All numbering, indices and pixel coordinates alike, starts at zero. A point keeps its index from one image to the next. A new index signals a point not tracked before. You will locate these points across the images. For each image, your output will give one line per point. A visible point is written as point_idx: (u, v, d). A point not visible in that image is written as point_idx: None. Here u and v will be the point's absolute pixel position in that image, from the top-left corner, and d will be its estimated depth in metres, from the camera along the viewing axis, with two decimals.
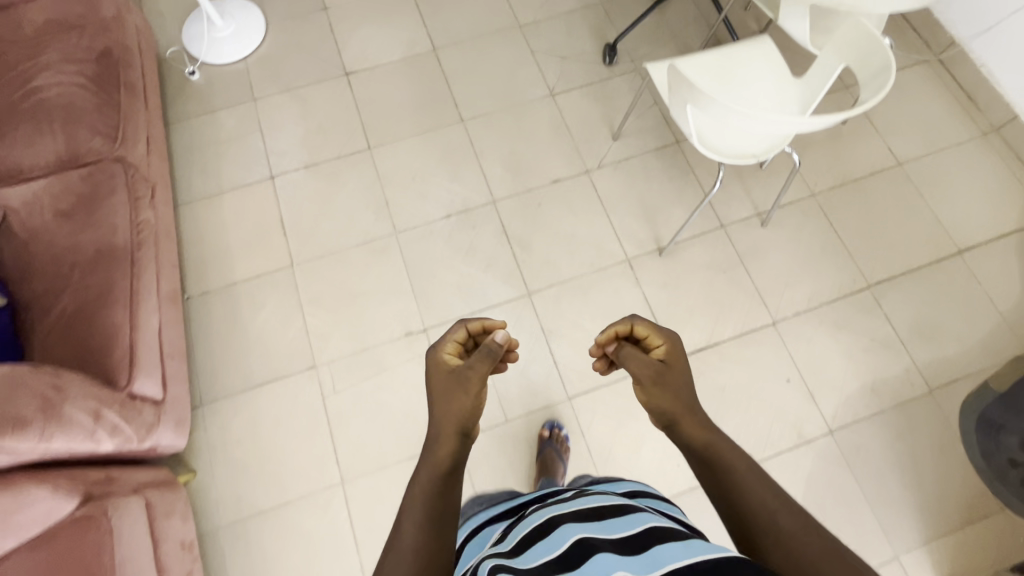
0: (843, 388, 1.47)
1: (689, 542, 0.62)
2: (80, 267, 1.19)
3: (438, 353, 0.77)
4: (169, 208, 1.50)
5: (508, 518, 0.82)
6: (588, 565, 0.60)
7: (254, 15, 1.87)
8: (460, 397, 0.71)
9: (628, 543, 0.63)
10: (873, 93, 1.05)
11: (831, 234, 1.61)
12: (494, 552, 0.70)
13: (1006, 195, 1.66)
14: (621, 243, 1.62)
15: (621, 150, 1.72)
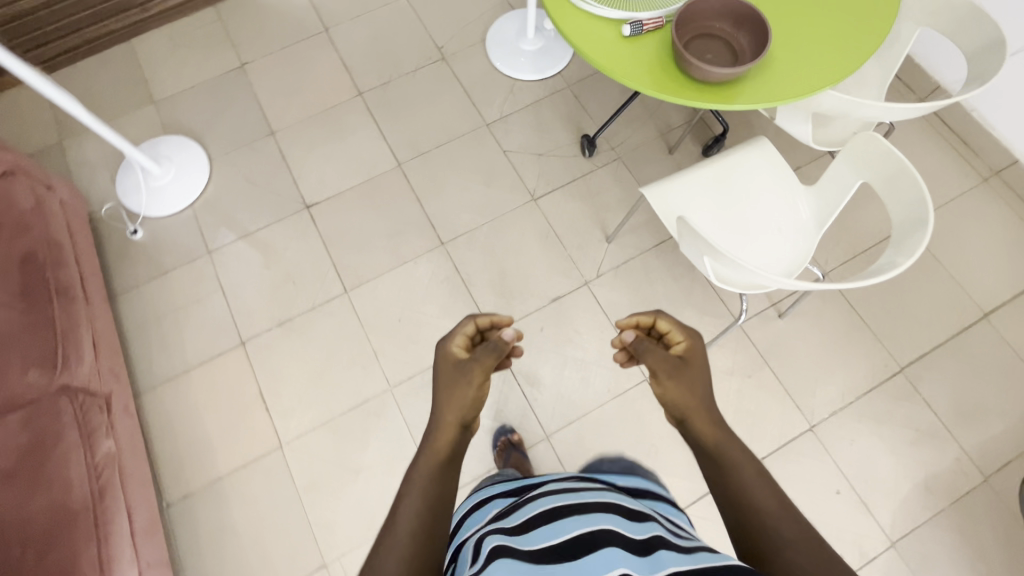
0: (895, 490, 1.37)
1: (695, 553, 0.66)
2: (31, 548, 0.97)
3: (448, 343, 0.77)
4: (128, 416, 1.32)
5: (512, 497, 0.88)
6: (596, 552, 0.63)
7: (195, 154, 1.69)
8: (467, 382, 0.73)
9: (635, 541, 0.67)
10: (913, 235, 0.95)
11: (853, 316, 1.51)
12: (498, 533, 0.74)
13: (1018, 243, 1.59)
14: None
15: (618, 253, 1.60)
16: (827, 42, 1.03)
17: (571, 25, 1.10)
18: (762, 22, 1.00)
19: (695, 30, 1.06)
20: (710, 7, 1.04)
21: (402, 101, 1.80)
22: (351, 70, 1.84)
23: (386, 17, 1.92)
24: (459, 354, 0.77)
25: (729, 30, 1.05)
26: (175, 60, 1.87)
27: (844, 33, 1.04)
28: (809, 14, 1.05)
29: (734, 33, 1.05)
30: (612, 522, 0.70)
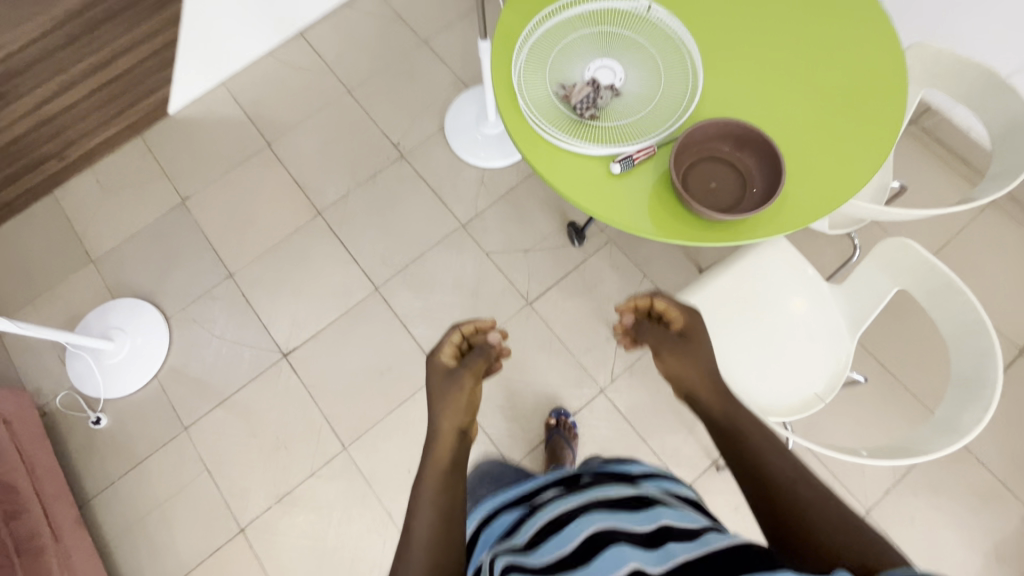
0: (965, 565, 1.29)
1: (709, 538, 0.55)
2: None
3: (438, 356, 0.79)
4: None
5: (514, 505, 0.73)
6: (601, 561, 0.52)
7: (151, 317, 1.53)
8: (460, 389, 0.74)
9: (648, 536, 0.55)
10: (975, 376, 0.84)
11: (887, 378, 1.42)
12: (504, 549, 0.62)
13: None
14: (671, 469, 1.39)
15: (630, 350, 1.48)
16: (834, 150, 0.95)
17: (554, 170, 0.96)
18: (771, 147, 0.88)
19: (694, 158, 0.93)
20: (707, 133, 0.91)
21: (366, 213, 1.64)
22: (305, 187, 1.68)
23: (331, 119, 1.76)
24: (448, 364, 0.78)
25: (731, 152, 0.93)
26: (108, 207, 1.68)
27: (850, 137, 0.96)
28: (809, 120, 0.97)
29: (738, 156, 0.93)
30: (619, 519, 0.57)
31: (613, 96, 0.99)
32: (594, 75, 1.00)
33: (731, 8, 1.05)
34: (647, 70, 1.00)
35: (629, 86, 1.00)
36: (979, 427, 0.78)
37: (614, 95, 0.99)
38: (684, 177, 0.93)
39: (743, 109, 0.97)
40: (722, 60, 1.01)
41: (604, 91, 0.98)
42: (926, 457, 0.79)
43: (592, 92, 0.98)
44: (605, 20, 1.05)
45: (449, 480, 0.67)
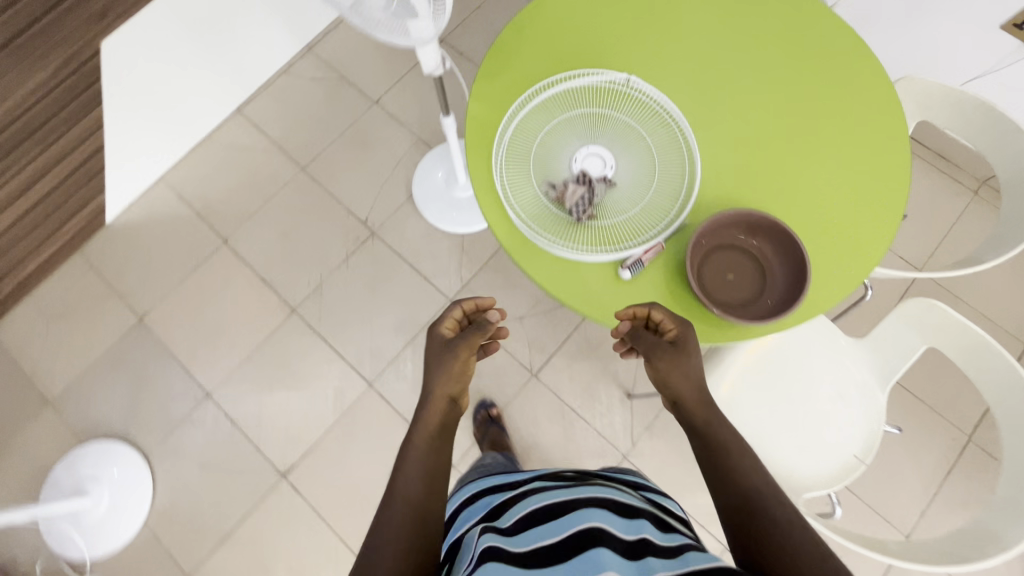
0: None
1: (687, 557, 0.61)
2: None
3: (441, 326, 0.80)
4: None
5: (501, 493, 0.81)
6: (582, 558, 0.60)
7: (128, 459, 1.39)
8: (454, 366, 0.77)
9: (631, 544, 0.63)
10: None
11: (905, 396, 1.40)
12: (492, 526, 0.70)
13: None
14: (709, 528, 1.35)
15: (647, 409, 1.42)
16: (850, 216, 0.90)
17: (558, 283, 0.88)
18: (791, 237, 0.81)
19: (710, 252, 0.86)
20: (721, 224, 0.84)
21: (344, 301, 1.53)
22: (273, 283, 1.55)
23: (288, 202, 1.63)
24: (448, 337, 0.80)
25: (755, 243, 0.85)
26: (57, 340, 1.52)
27: (864, 199, 0.91)
28: (819, 186, 0.91)
29: (759, 246, 0.85)
30: (604, 522, 0.65)
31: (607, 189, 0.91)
32: (582, 168, 0.92)
33: (718, 69, 0.98)
34: (638, 153, 0.92)
35: (622, 175, 0.92)
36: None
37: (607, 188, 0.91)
38: (700, 274, 0.86)
39: (748, 184, 0.91)
40: (717, 133, 0.94)
41: (596, 185, 0.91)
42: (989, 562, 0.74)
43: (585, 189, 0.90)
44: (584, 100, 0.96)
45: (433, 449, 0.72)
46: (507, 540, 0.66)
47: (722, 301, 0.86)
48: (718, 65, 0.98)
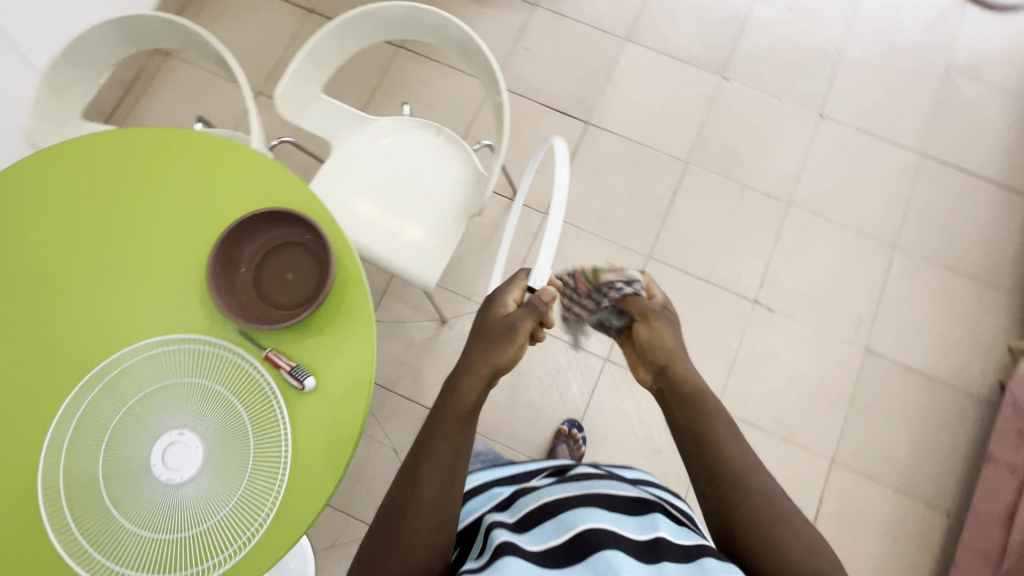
0: (494, 20, 1.71)
1: (703, 562, 0.60)
2: None
3: (503, 308, 0.75)
4: None
5: (511, 485, 0.80)
6: (596, 561, 0.59)
7: None
8: (501, 348, 0.71)
9: (646, 548, 0.62)
10: (394, 26, 1.01)
11: (377, 84, 1.57)
12: (498, 520, 0.70)
13: (232, 17, 1.70)
14: (536, 224, 1.55)
15: (453, 298, 1.49)
16: (182, 171, 0.89)
17: (320, 464, 0.77)
18: (235, 227, 0.81)
19: (268, 312, 0.83)
20: (228, 295, 0.80)
21: None
22: None
23: None
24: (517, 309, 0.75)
25: (248, 272, 0.84)
26: None
27: (169, 155, 0.90)
28: (152, 206, 0.87)
29: (249, 267, 0.84)
30: (614, 522, 0.65)
31: (664, 341, 0.73)
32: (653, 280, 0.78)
33: (24, 329, 0.82)
34: (157, 406, 0.79)
35: (185, 413, 0.79)
36: (436, 9, 0.97)
37: (670, 341, 0.72)
38: (291, 305, 0.83)
39: (167, 277, 0.84)
40: (106, 321, 0.82)
41: (642, 328, 0.74)
42: (467, 28, 0.96)
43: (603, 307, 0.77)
44: (91, 494, 0.76)
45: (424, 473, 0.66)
46: (515, 535, 0.66)
47: (315, 282, 0.84)
48: (13, 332, 0.82)
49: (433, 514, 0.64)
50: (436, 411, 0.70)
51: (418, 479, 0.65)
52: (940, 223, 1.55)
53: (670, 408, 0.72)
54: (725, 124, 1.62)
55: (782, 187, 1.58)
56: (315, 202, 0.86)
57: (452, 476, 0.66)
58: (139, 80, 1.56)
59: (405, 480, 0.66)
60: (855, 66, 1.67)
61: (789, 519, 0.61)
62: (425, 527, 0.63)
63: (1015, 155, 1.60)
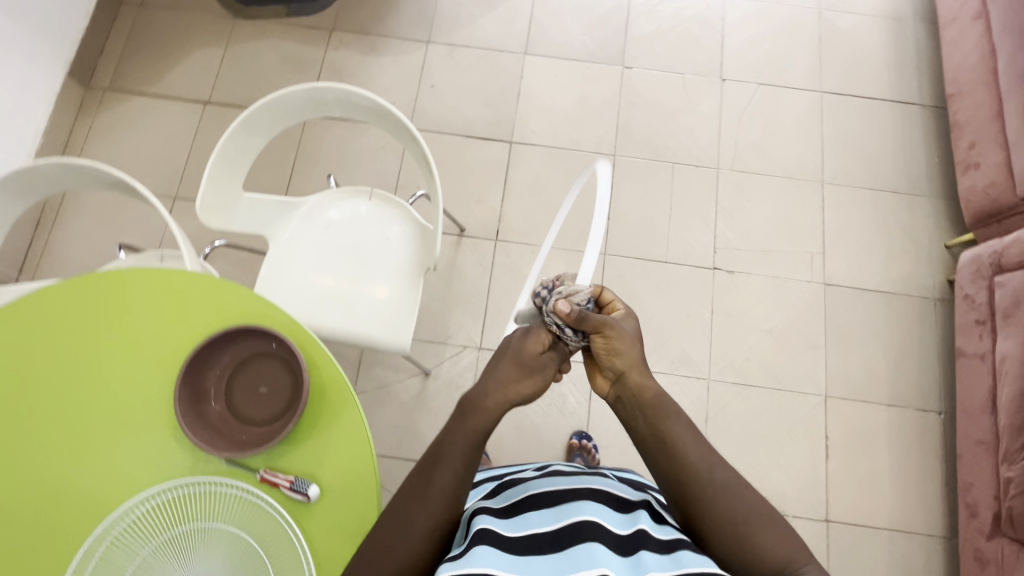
0: (393, 65, 1.71)
1: (682, 556, 0.61)
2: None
3: (531, 344, 0.70)
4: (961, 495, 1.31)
5: (502, 480, 0.82)
6: (579, 552, 0.60)
7: None
8: (521, 375, 0.70)
9: (629, 541, 0.63)
10: (296, 110, 0.99)
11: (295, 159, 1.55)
12: (483, 506, 0.71)
13: (126, 128, 1.63)
14: (490, 252, 1.55)
15: (430, 347, 1.47)
16: (124, 311, 0.85)
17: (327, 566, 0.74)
18: (191, 359, 0.77)
19: (253, 432, 0.79)
20: (201, 430, 0.76)
21: None
22: None
23: None
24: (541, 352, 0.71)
25: (220, 404, 0.80)
26: None
27: (99, 302, 0.85)
28: (100, 355, 0.83)
29: (219, 398, 0.80)
30: (600, 513, 0.66)
31: (623, 353, 0.70)
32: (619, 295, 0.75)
33: None
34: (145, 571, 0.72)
35: (170, 569, 0.72)
36: (335, 84, 0.96)
37: (630, 354, 0.70)
38: (270, 418, 0.80)
39: (136, 425, 0.80)
40: (78, 495, 0.77)
41: (599, 338, 0.70)
42: (372, 95, 0.95)
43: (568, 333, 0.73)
44: None
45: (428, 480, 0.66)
46: (498, 522, 0.67)
47: (288, 387, 0.81)
48: None
49: (432, 510, 0.65)
50: (456, 418, 0.70)
51: (428, 478, 0.66)
52: (854, 149, 1.65)
53: (631, 415, 0.73)
54: (639, 110, 1.68)
55: (707, 155, 1.65)
56: (269, 305, 0.84)
57: (460, 483, 0.67)
58: (45, 218, 1.47)
59: (413, 483, 0.67)
60: (740, 25, 1.76)
61: (757, 515, 0.64)
62: (422, 522, 0.64)
63: (900, 70, 1.72)
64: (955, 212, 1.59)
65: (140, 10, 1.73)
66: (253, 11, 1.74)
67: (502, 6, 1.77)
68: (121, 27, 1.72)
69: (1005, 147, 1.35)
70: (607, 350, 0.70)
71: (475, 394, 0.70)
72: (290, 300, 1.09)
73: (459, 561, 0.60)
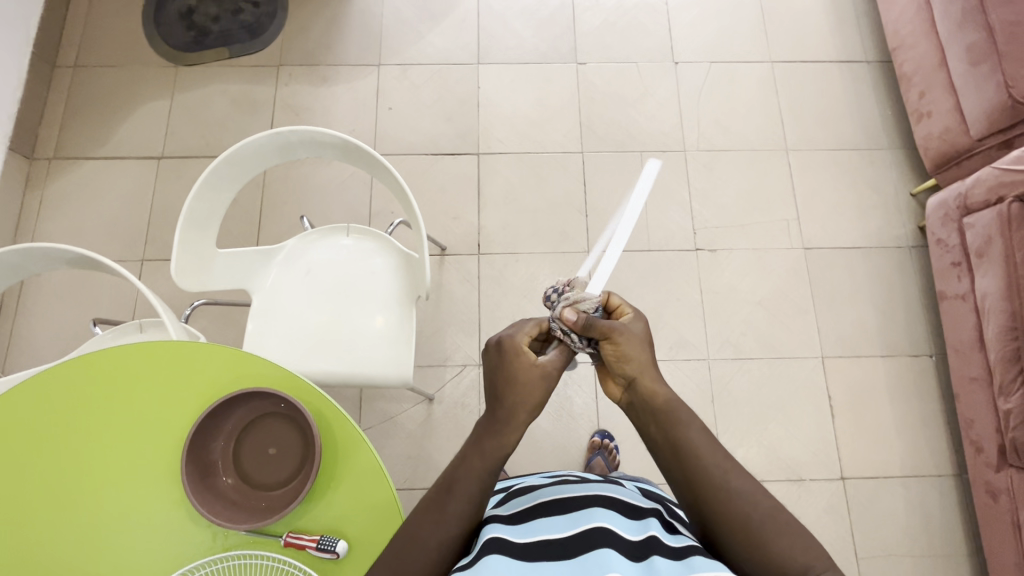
0: (347, 94, 1.68)
1: (693, 560, 0.60)
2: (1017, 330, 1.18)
3: (523, 348, 0.68)
4: (965, 433, 1.35)
5: (515, 489, 0.82)
6: (593, 557, 0.60)
7: None
8: (523, 388, 0.67)
9: (641, 548, 0.63)
10: (260, 158, 0.96)
11: (263, 203, 1.51)
12: (495, 515, 0.71)
13: (79, 196, 1.57)
14: (475, 267, 1.54)
15: (429, 372, 1.46)
16: (114, 393, 0.81)
17: None
18: (195, 434, 0.74)
19: (271, 498, 0.77)
20: (216, 507, 0.73)
21: None
22: None
23: None
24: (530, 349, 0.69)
25: (231, 476, 0.77)
26: None
27: (84, 389, 0.81)
28: (96, 443, 0.79)
29: (230, 470, 0.77)
30: (612, 521, 0.66)
31: (633, 357, 0.69)
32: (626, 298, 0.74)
33: None
34: None
35: None
36: (297, 126, 0.94)
37: (640, 357, 0.69)
38: (286, 480, 0.78)
39: (146, 511, 0.76)
40: None
41: (607, 344, 0.69)
42: (338, 132, 0.93)
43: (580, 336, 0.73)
44: None
45: (442, 503, 0.64)
46: (510, 528, 0.67)
47: (300, 445, 0.79)
48: None
49: (444, 535, 0.63)
50: (470, 439, 0.68)
51: (444, 502, 0.64)
52: (812, 113, 1.69)
53: (644, 422, 0.69)
54: (599, 103, 1.69)
55: (673, 139, 1.66)
56: (266, 363, 0.81)
57: (475, 507, 0.65)
58: (9, 301, 1.41)
59: (425, 511, 0.65)
60: (684, 7, 1.79)
61: (776, 518, 0.61)
62: (437, 547, 0.62)
63: (843, 31, 1.77)
64: (915, 160, 1.64)
65: (74, 71, 1.67)
66: (194, 57, 1.70)
67: (447, 19, 1.75)
68: (57, 92, 1.65)
69: (953, 92, 1.40)
70: (617, 356, 0.69)
71: (492, 411, 0.68)
72: (282, 353, 1.06)
73: (468, 569, 0.60)
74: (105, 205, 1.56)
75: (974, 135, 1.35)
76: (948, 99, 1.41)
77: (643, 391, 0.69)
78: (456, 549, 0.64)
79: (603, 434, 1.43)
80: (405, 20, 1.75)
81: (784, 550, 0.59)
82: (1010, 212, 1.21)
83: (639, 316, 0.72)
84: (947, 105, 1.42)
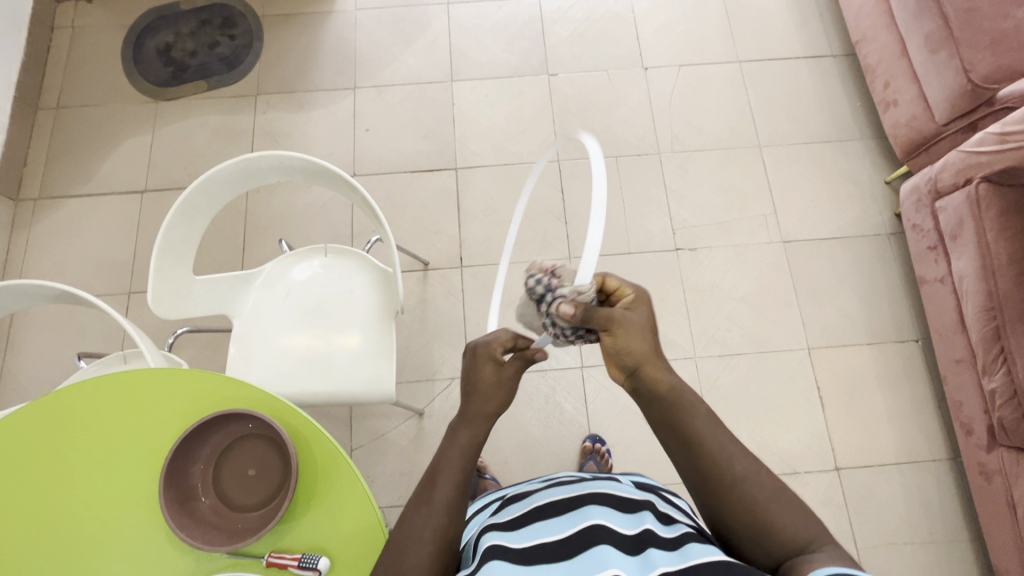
0: (325, 118, 1.71)
1: (688, 548, 0.61)
2: (997, 307, 1.18)
3: (488, 361, 0.68)
4: (956, 415, 1.34)
5: (512, 496, 0.82)
6: (590, 555, 0.60)
7: None
8: (492, 392, 0.67)
9: (638, 542, 0.63)
10: (230, 184, 0.98)
11: (246, 228, 1.53)
12: (492, 526, 0.71)
13: (65, 233, 1.59)
14: (459, 279, 1.56)
15: (419, 386, 1.46)
16: (95, 422, 0.82)
17: None
18: (172, 457, 0.75)
19: (249, 520, 0.77)
20: (194, 530, 0.73)
21: None
22: None
23: None
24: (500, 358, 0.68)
25: (210, 498, 0.78)
26: None
27: (67, 418, 0.82)
28: (80, 472, 0.79)
29: (208, 492, 0.78)
30: (606, 517, 0.66)
31: (634, 347, 0.62)
32: (624, 277, 0.67)
33: None
34: None
35: None
36: (265, 152, 0.96)
37: (642, 346, 0.62)
38: (265, 500, 0.78)
39: (132, 540, 0.77)
40: None
41: (607, 336, 0.63)
42: (308, 156, 0.95)
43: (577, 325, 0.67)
44: None
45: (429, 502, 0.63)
46: (506, 536, 0.67)
47: (277, 465, 0.79)
48: None
49: (439, 521, 0.62)
50: (447, 440, 0.67)
51: (433, 499, 0.63)
52: (782, 109, 1.72)
53: (647, 406, 0.66)
54: (572, 112, 1.72)
55: (646, 142, 1.69)
56: (244, 384, 0.82)
57: (464, 504, 0.64)
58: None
59: (415, 507, 0.63)
60: (650, 14, 1.82)
61: (774, 489, 0.61)
62: (432, 537, 0.61)
63: (807, 28, 1.80)
64: (888, 149, 1.67)
65: (57, 112, 1.70)
66: (174, 92, 1.73)
67: (419, 39, 1.79)
68: (40, 133, 1.68)
69: (917, 80, 1.42)
70: (617, 347, 0.63)
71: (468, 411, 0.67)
72: (263, 375, 1.07)
73: None
74: (91, 241, 1.58)
75: (940, 119, 1.37)
76: (912, 86, 1.44)
77: (647, 378, 0.63)
78: (451, 553, 0.62)
79: (596, 437, 1.43)
80: (378, 43, 1.79)
81: (785, 518, 0.59)
82: (980, 191, 1.22)
83: (643, 300, 0.65)
84: (912, 93, 1.44)
